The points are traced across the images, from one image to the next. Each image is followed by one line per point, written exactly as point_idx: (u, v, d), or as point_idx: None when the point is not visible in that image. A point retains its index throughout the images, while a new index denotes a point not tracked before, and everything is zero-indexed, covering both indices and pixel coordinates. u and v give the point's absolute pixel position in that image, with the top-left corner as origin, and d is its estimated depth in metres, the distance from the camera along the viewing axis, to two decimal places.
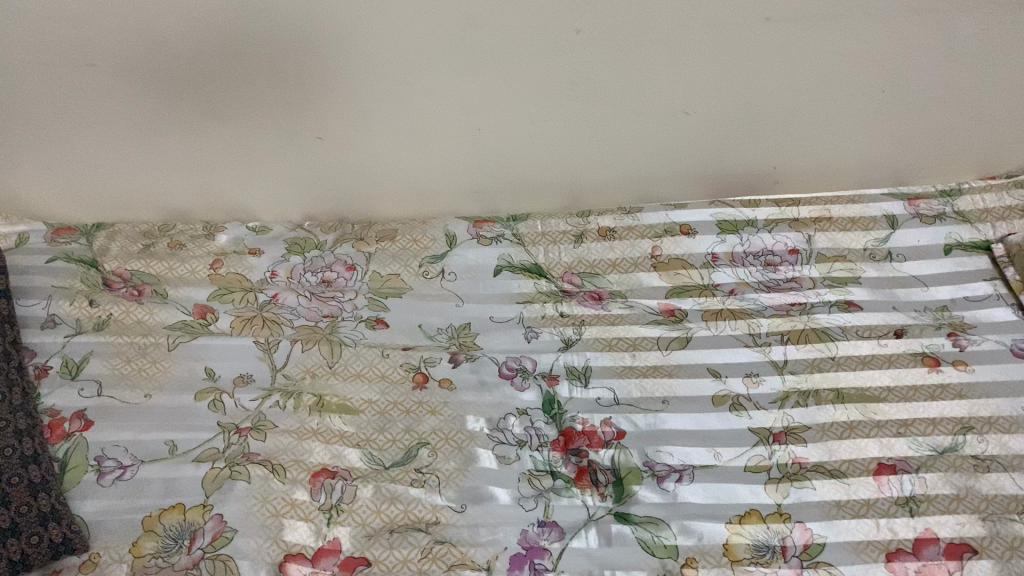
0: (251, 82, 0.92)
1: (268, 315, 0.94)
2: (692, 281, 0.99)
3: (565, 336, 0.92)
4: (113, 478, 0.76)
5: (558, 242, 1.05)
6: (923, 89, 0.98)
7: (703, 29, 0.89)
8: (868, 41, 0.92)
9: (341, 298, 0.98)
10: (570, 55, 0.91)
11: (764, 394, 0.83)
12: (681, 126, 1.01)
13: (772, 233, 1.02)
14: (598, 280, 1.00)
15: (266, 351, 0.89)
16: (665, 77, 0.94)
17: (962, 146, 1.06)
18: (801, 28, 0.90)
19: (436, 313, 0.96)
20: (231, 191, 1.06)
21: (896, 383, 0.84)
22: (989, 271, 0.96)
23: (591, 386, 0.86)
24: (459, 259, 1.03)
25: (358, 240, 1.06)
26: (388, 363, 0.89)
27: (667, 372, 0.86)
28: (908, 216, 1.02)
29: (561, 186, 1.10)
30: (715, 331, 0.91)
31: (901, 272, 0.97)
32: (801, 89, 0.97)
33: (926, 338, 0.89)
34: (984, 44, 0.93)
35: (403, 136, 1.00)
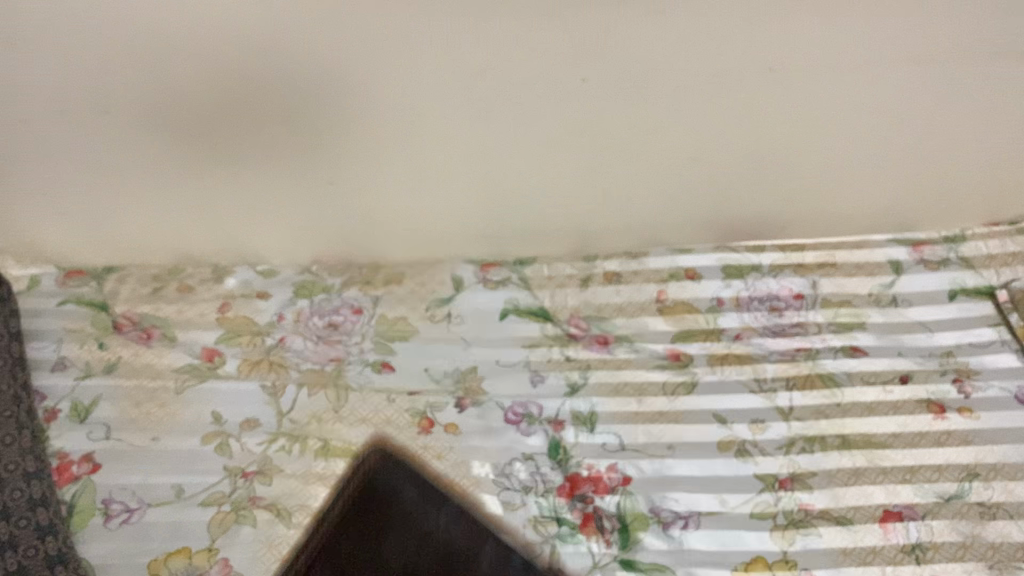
0: (264, 130, 0.94)
1: (275, 358, 0.93)
2: (698, 324, 0.97)
3: (571, 380, 0.91)
4: (119, 521, 0.76)
5: (564, 287, 1.02)
6: (927, 138, 0.99)
7: (707, 81, 0.91)
8: (870, 91, 0.94)
9: (347, 341, 0.96)
10: (576, 105, 0.93)
11: (770, 440, 0.84)
12: (685, 173, 1.02)
13: (777, 278, 1.00)
14: (605, 324, 0.98)
15: (272, 395, 0.89)
16: (669, 123, 0.96)
17: (967, 193, 1.06)
18: (803, 80, 0.92)
19: (443, 356, 0.94)
20: (240, 238, 1.07)
21: (902, 430, 0.83)
22: (993, 317, 0.95)
23: (597, 431, 0.86)
24: (467, 302, 1.00)
25: (365, 283, 1.02)
26: (393, 408, 0.88)
27: (673, 418, 0.86)
28: (912, 261, 1.01)
29: (569, 232, 1.09)
30: (721, 376, 0.91)
31: (906, 318, 0.96)
32: (805, 140, 0.99)
33: (931, 384, 0.88)
34: (985, 95, 0.95)
35: (415, 180, 1.01)
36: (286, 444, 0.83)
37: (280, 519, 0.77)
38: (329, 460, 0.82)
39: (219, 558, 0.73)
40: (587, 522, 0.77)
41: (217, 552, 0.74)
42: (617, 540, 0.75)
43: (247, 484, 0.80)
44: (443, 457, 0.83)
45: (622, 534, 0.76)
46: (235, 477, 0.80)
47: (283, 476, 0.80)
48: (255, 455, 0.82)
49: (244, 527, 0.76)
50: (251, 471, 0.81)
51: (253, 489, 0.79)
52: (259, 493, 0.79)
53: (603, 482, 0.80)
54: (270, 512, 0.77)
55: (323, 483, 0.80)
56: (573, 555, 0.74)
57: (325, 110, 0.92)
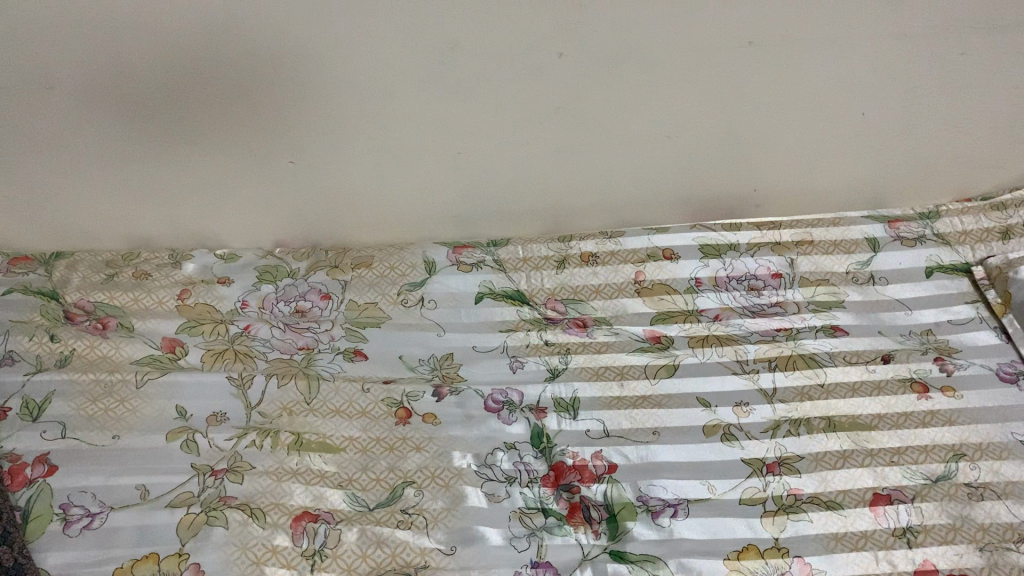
0: (224, 105, 0.89)
1: (241, 348, 0.89)
2: (676, 306, 0.95)
3: (551, 365, 0.88)
4: (79, 527, 0.71)
5: (540, 268, 0.99)
6: (904, 113, 0.98)
7: (686, 53, 0.89)
8: (849, 66, 0.92)
9: (315, 329, 0.92)
10: (552, 80, 0.90)
11: (755, 423, 0.82)
12: (662, 150, 0.99)
13: (754, 257, 0.98)
14: (583, 306, 0.95)
15: (240, 387, 0.84)
16: (647, 98, 0.93)
17: (941, 170, 1.05)
18: (783, 53, 0.90)
19: (417, 343, 0.91)
20: (198, 220, 1.02)
21: (886, 410, 0.83)
22: (971, 293, 0.94)
23: (580, 418, 0.83)
24: (440, 286, 0.97)
25: (332, 267, 0.98)
26: (368, 398, 0.84)
27: (657, 402, 0.84)
28: (889, 238, 1.00)
29: (541, 210, 1.06)
30: (702, 357, 0.89)
31: (884, 296, 0.95)
32: (782, 116, 0.97)
33: (914, 363, 0.87)
34: (963, 71, 0.93)
35: (384, 159, 0.97)
36: (256, 439, 0.79)
37: (254, 519, 0.72)
38: (302, 455, 0.79)
39: (190, 564, 0.68)
40: (574, 513, 0.75)
41: (188, 557, 0.69)
42: (606, 531, 0.73)
43: (218, 483, 0.75)
44: (423, 449, 0.80)
45: (611, 525, 0.74)
46: (203, 476, 0.76)
47: (255, 474, 0.76)
48: (224, 452, 0.78)
49: (216, 528, 0.70)
50: (220, 469, 0.77)
51: (224, 488, 0.74)
52: (230, 493, 0.74)
53: (589, 471, 0.78)
54: (243, 513, 0.72)
55: (297, 479, 0.77)
56: (561, 548, 0.72)
57: (287, 84, 0.87)
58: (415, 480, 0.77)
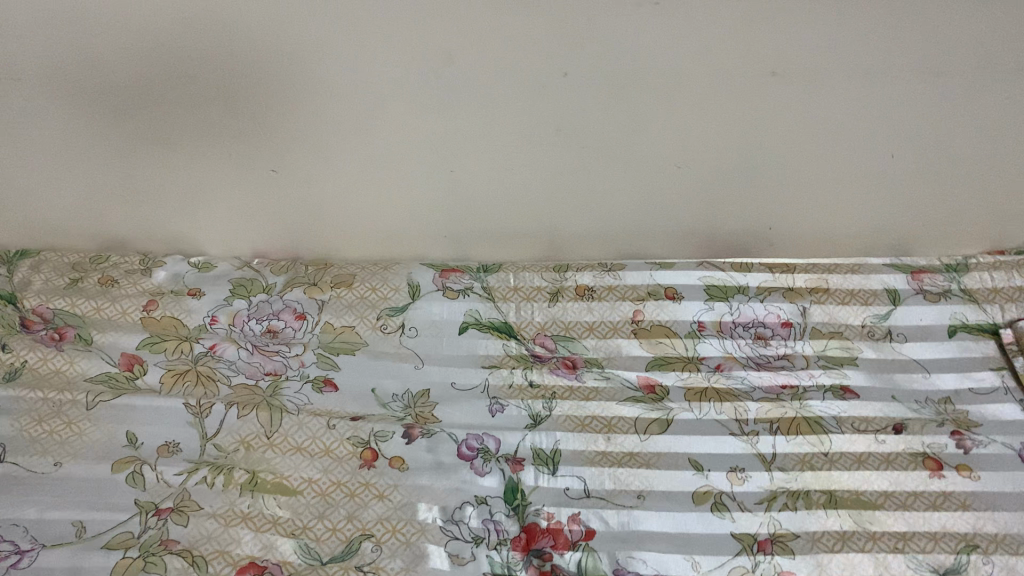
0: (200, 106, 0.83)
1: (203, 370, 0.83)
2: (675, 351, 0.89)
3: (534, 411, 0.82)
4: (6, 565, 0.66)
5: (531, 300, 0.92)
6: (938, 158, 0.90)
7: (701, 79, 0.81)
8: (879, 104, 0.84)
9: (285, 353, 0.86)
10: (555, 100, 0.83)
11: (749, 493, 0.75)
12: (672, 182, 0.92)
13: (764, 302, 0.91)
14: (574, 345, 0.89)
15: (197, 415, 0.79)
16: (657, 126, 0.86)
17: (973, 222, 0.96)
18: (808, 85, 0.82)
19: (392, 376, 0.84)
20: (173, 225, 0.96)
21: (893, 488, 0.76)
22: (997, 359, 0.87)
23: (559, 474, 0.76)
24: (423, 313, 0.90)
25: (310, 285, 0.92)
26: (333, 435, 0.78)
27: (645, 461, 0.78)
28: (911, 291, 0.92)
29: (539, 236, 0.99)
30: (698, 413, 0.82)
31: (901, 355, 0.88)
32: (803, 153, 0.89)
33: (928, 436, 0.80)
34: (1005, 116, 0.85)
35: (371, 172, 0.90)
36: (208, 475, 0.73)
37: (195, 569, 0.66)
38: (255, 497, 0.72)
39: None
40: None
41: None
42: None
43: (160, 523, 0.69)
44: (385, 498, 0.73)
45: None
46: (146, 515, 0.70)
47: (202, 517, 0.70)
48: (173, 488, 0.72)
49: None
50: (165, 508, 0.70)
51: (167, 531, 0.68)
52: (173, 537, 0.68)
53: (563, 536, 0.71)
54: (184, 561, 0.66)
55: (246, 525, 0.70)
56: None
57: (268, 88, 0.81)
58: (373, 533, 0.70)
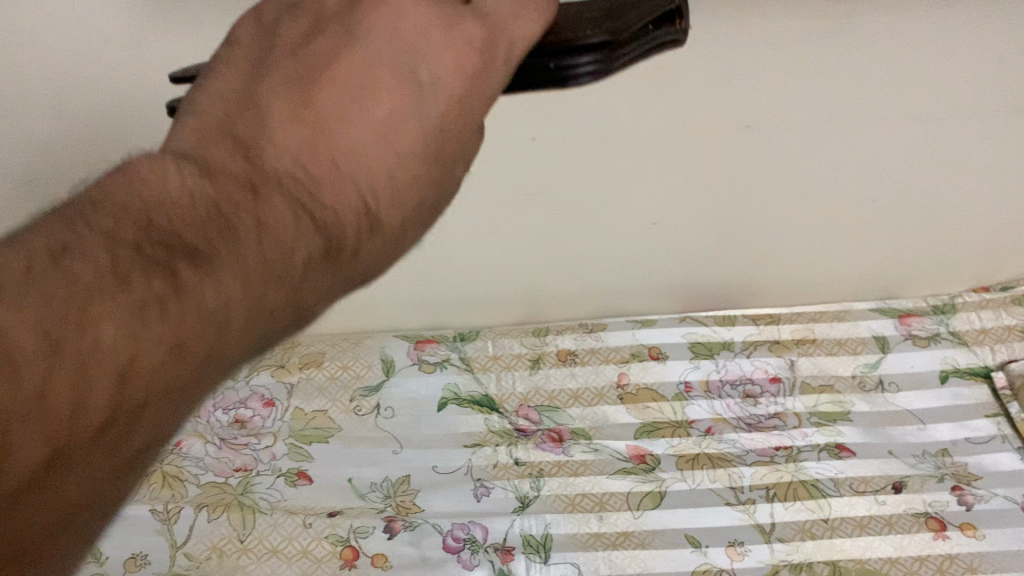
0: None
1: (170, 470, 0.79)
2: (664, 416, 0.86)
3: (521, 492, 0.78)
4: None
5: (511, 368, 0.90)
6: (920, 201, 0.87)
7: (675, 138, 0.78)
8: (859, 152, 0.81)
9: (255, 444, 0.81)
10: (522, 164, 0.79)
11: (750, 568, 0.72)
12: (648, 239, 0.88)
13: (751, 357, 0.90)
14: (558, 416, 0.86)
15: (165, 522, 0.74)
16: (630, 185, 0.82)
17: (958, 261, 0.94)
18: (785, 138, 0.79)
19: (371, 463, 0.80)
20: None
21: (898, 553, 0.73)
22: (991, 405, 0.86)
23: (552, 562, 0.73)
24: (399, 391, 0.87)
25: (279, 367, 0.89)
26: (310, 534, 0.74)
27: (639, 541, 0.74)
28: (899, 337, 0.92)
29: (514, 299, 0.95)
30: (692, 482, 0.79)
31: (894, 407, 0.86)
32: (783, 203, 0.86)
33: (929, 493, 0.78)
34: (987, 156, 0.82)
35: None
36: None
37: None
38: None
39: None
40: None
41: None
42: None
43: None
44: None
45: None
46: None
47: None
48: None
49: None
50: None
51: None
52: None
53: None
54: None
55: None
56: None
57: None
58: None
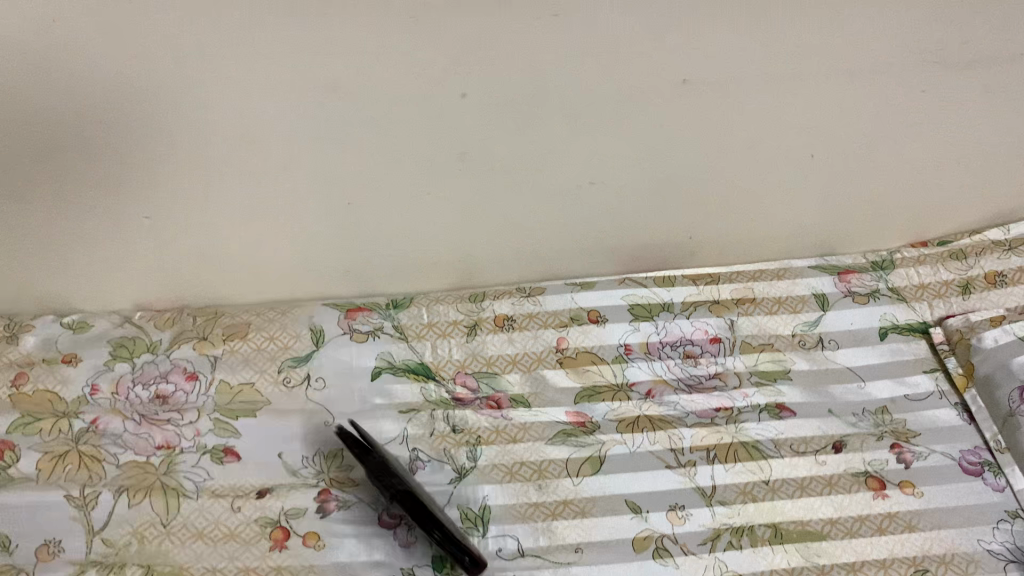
0: (57, 148, 0.73)
1: (87, 449, 0.74)
2: (604, 379, 0.84)
3: (458, 463, 0.76)
4: None
5: (448, 336, 0.87)
6: (860, 158, 0.85)
7: (610, 95, 0.75)
8: (799, 107, 0.79)
9: (178, 420, 0.77)
10: (455, 125, 0.75)
11: (692, 533, 0.71)
12: (587, 201, 0.85)
13: (691, 318, 0.89)
14: (497, 382, 0.84)
15: (82, 508, 0.70)
16: (568, 146, 0.79)
17: (896, 220, 0.94)
18: (723, 94, 0.76)
19: (301, 436, 0.77)
20: (41, 285, 0.86)
21: (838, 513, 0.73)
22: (929, 361, 0.86)
23: (490, 534, 0.71)
24: (328, 362, 0.82)
25: (200, 340, 0.84)
26: (237, 517, 0.71)
27: (579, 510, 0.73)
28: (839, 294, 0.91)
29: (450, 267, 0.92)
30: (632, 447, 0.78)
31: (835, 363, 0.86)
32: (722, 161, 0.83)
33: (869, 452, 0.77)
34: (924, 110, 0.81)
35: (258, 218, 0.82)
36: None
37: None
38: None
39: None
40: None
41: None
42: None
43: None
44: None
45: None
46: None
47: None
48: None
49: None
50: None
51: None
52: None
53: None
54: None
55: None
56: None
57: (133, 126, 0.72)
58: None
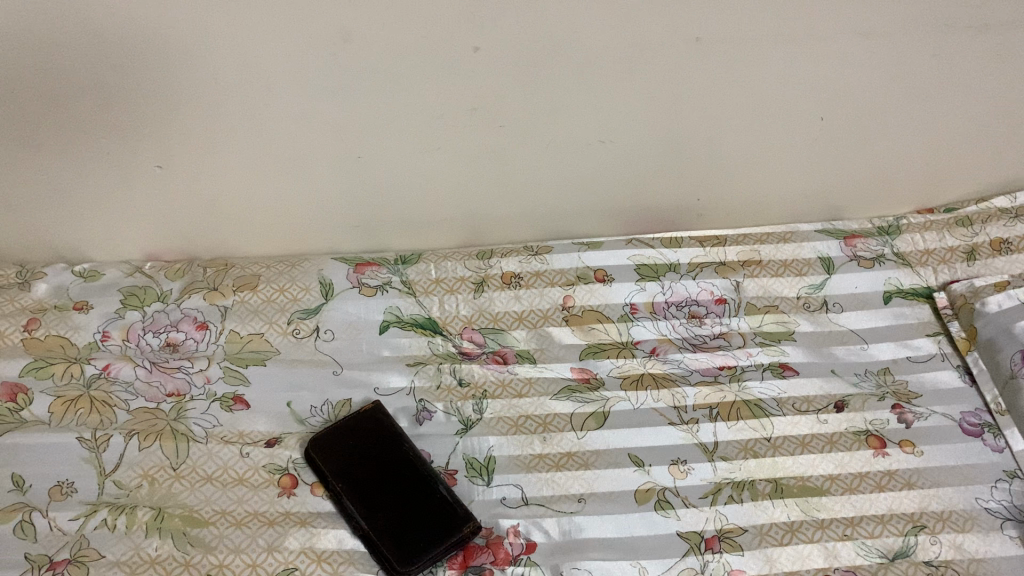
0: (67, 100, 0.72)
1: (98, 394, 0.75)
2: (609, 337, 0.85)
3: (464, 415, 0.77)
4: None
5: (455, 292, 0.87)
6: (870, 120, 0.85)
7: (622, 54, 0.74)
8: (811, 69, 0.78)
9: (187, 368, 0.78)
10: (467, 80, 0.74)
11: (693, 487, 0.72)
12: (596, 158, 0.85)
13: (697, 279, 0.89)
14: (503, 338, 0.84)
15: (94, 450, 0.71)
16: (579, 103, 0.78)
17: (903, 183, 0.94)
18: (737, 56, 0.75)
19: (310, 386, 0.78)
20: (52, 230, 0.86)
21: (839, 471, 0.74)
22: (932, 325, 0.87)
23: (495, 484, 0.72)
24: (338, 313, 0.84)
25: (211, 290, 0.84)
26: (246, 462, 0.72)
27: (583, 462, 0.74)
28: (844, 258, 0.92)
29: (457, 221, 0.92)
30: (635, 403, 0.78)
31: (838, 326, 0.86)
32: (731, 122, 0.83)
33: (869, 412, 0.78)
34: (936, 73, 0.80)
35: (267, 169, 0.82)
36: (108, 518, 0.66)
37: None
38: (164, 537, 0.66)
39: None
40: None
41: None
42: None
43: None
44: (308, 525, 0.68)
45: None
46: (39, 571, 0.63)
47: (104, 566, 0.63)
48: (68, 536, 0.65)
49: None
50: (60, 561, 0.63)
51: None
52: None
53: (503, 551, 0.68)
54: None
55: (155, 570, 0.64)
56: None
57: (144, 81, 0.71)
58: (298, 566, 0.65)
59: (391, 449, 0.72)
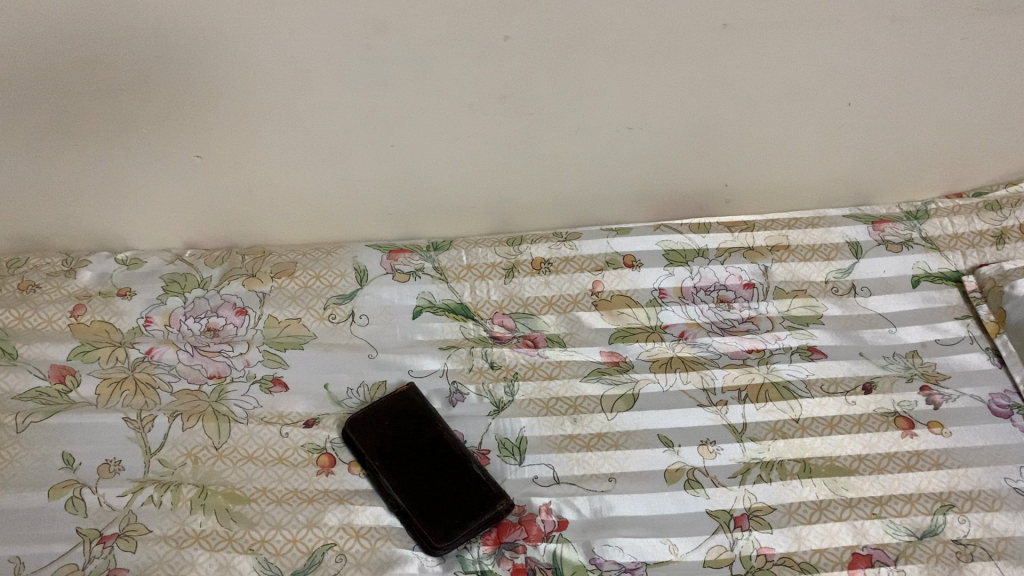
0: (112, 91, 0.75)
1: (142, 376, 0.78)
2: (638, 321, 0.86)
3: (496, 397, 0.79)
4: None
5: (486, 278, 0.89)
6: (897, 105, 0.85)
7: (650, 42, 0.75)
8: (838, 55, 0.79)
9: (228, 352, 0.81)
10: (497, 69, 0.75)
11: (722, 467, 0.73)
12: (624, 145, 0.87)
13: (725, 265, 0.90)
14: (534, 322, 0.86)
15: (140, 429, 0.73)
16: (608, 91, 0.79)
17: (930, 167, 0.94)
18: (764, 42, 0.76)
19: (346, 369, 0.80)
20: (96, 219, 0.89)
21: (867, 451, 0.74)
22: (960, 308, 0.87)
23: (527, 464, 0.74)
24: (372, 299, 0.86)
25: (249, 277, 0.87)
26: (286, 443, 0.74)
27: (613, 443, 0.75)
28: (872, 243, 0.92)
29: (488, 209, 0.94)
30: (665, 385, 0.80)
31: (866, 310, 0.87)
32: (757, 109, 0.84)
33: (898, 394, 0.79)
34: (963, 58, 0.81)
35: (302, 158, 0.84)
36: (154, 494, 0.68)
37: None
38: (207, 514, 0.68)
39: None
40: None
41: None
42: None
43: (107, 552, 0.65)
44: (346, 502, 0.70)
45: None
46: (90, 544, 0.65)
47: (151, 540, 0.66)
48: (117, 512, 0.67)
49: None
50: (110, 535, 0.66)
51: (114, 559, 0.64)
52: (121, 565, 0.64)
53: (536, 528, 0.69)
54: None
55: (200, 544, 0.66)
56: None
57: (185, 72, 0.73)
58: (336, 541, 0.67)
59: (425, 431, 0.73)
